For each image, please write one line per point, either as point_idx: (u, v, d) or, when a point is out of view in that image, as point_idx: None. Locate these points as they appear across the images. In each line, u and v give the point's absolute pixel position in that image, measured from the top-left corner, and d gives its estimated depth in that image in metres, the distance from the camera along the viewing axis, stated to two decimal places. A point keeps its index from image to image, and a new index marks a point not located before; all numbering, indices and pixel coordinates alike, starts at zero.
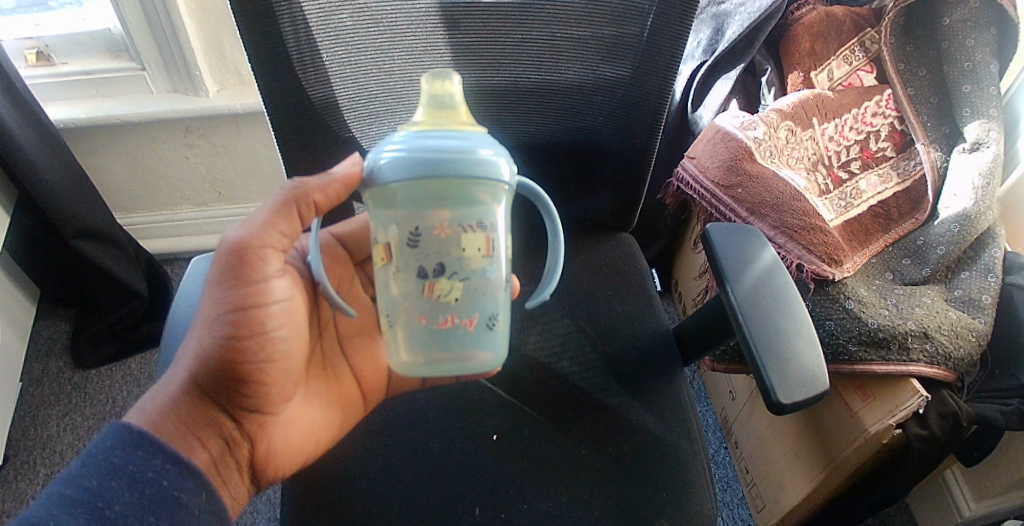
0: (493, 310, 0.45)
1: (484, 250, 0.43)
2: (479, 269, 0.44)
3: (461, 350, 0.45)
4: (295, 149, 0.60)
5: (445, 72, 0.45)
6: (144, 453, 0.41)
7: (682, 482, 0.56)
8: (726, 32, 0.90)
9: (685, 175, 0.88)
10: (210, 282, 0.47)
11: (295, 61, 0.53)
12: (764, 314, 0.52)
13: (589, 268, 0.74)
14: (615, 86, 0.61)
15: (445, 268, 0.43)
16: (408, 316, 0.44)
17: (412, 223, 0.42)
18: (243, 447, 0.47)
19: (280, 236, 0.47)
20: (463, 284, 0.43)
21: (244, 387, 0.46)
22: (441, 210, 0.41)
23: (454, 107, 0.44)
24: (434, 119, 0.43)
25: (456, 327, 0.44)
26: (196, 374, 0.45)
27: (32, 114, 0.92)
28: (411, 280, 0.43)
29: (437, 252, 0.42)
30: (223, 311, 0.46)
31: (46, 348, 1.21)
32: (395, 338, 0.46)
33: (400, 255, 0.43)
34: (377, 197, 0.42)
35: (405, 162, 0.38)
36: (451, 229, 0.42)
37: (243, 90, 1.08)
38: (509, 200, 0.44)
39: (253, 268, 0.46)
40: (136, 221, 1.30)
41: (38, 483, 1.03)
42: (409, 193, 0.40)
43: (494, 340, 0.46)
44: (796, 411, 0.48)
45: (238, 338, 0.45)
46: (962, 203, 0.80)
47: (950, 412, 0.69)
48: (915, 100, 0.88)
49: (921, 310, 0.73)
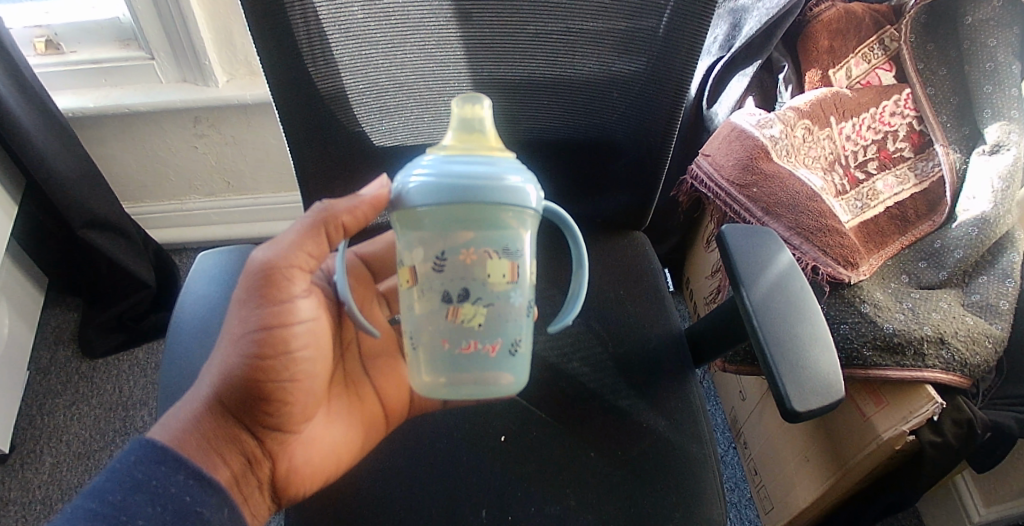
0: (515, 336, 0.45)
1: (509, 276, 0.43)
2: (504, 295, 0.43)
3: (482, 375, 0.44)
4: (305, 141, 0.60)
5: (475, 96, 0.45)
6: (166, 468, 0.41)
7: (691, 489, 0.56)
8: (743, 28, 0.88)
9: (700, 173, 0.87)
10: (235, 300, 0.46)
11: (306, 53, 0.52)
12: (783, 325, 0.50)
13: (600, 267, 0.73)
14: (630, 82, 0.59)
15: (470, 293, 0.42)
16: (431, 339, 0.44)
17: (438, 246, 0.41)
18: (264, 464, 0.47)
19: (307, 257, 0.47)
20: (487, 309, 0.43)
21: (266, 406, 0.46)
22: (466, 234, 0.40)
23: (483, 130, 0.44)
24: (463, 143, 0.42)
25: (479, 352, 0.44)
26: (219, 391, 0.45)
27: (42, 104, 0.92)
28: (436, 304, 0.43)
29: (463, 278, 0.42)
30: (248, 331, 0.45)
31: (54, 337, 1.21)
32: (418, 360, 0.45)
33: (426, 279, 0.42)
34: (404, 220, 0.41)
35: (434, 188, 0.37)
36: (477, 255, 0.41)
37: (252, 81, 1.07)
38: (535, 226, 0.43)
39: (280, 288, 0.46)
40: (145, 210, 1.30)
41: (45, 472, 1.04)
42: (436, 217, 0.39)
43: (516, 366, 0.45)
44: (809, 420, 0.47)
45: (262, 358, 0.45)
46: (980, 206, 0.78)
47: (965, 419, 0.68)
48: (934, 100, 0.87)
49: (937, 315, 0.72)
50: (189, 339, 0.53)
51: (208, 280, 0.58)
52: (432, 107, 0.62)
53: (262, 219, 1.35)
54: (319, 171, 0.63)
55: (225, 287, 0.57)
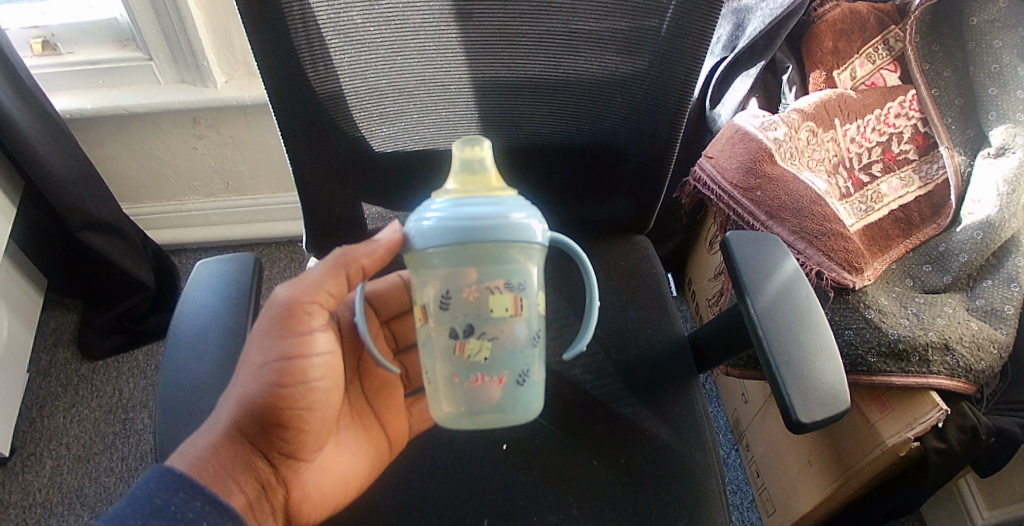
0: (523, 367, 0.45)
1: (512, 308, 0.43)
2: (509, 329, 0.44)
3: (493, 405, 0.45)
4: (305, 144, 0.60)
5: (477, 137, 0.47)
6: (184, 494, 0.41)
7: (694, 498, 0.55)
8: (746, 28, 0.87)
9: (702, 175, 0.86)
10: (256, 333, 0.48)
11: (306, 60, 0.53)
12: (786, 331, 0.50)
13: (602, 272, 0.73)
14: (634, 82, 0.58)
15: (474, 328, 0.43)
16: (440, 372, 0.45)
17: (445, 285, 0.42)
18: (278, 491, 0.48)
19: (327, 295, 0.49)
20: (493, 343, 0.44)
21: (282, 434, 0.47)
22: (472, 273, 0.42)
23: (486, 171, 0.46)
24: (466, 186, 0.44)
25: (486, 384, 0.44)
26: (238, 419, 0.46)
27: (38, 105, 0.91)
28: (444, 339, 0.44)
29: (468, 314, 0.43)
30: (269, 361, 0.46)
31: (54, 339, 1.21)
32: (432, 391, 0.46)
33: (436, 317, 0.43)
34: (413, 261, 0.43)
35: (439, 230, 0.39)
36: (480, 291, 0.42)
37: (250, 81, 1.06)
38: (542, 260, 0.44)
39: (302, 321, 0.48)
40: (143, 211, 1.30)
41: (46, 475, 1.04)
42: (444, 257, 0.40)
43: (526, 395, 0.46)
44: (815, 430, 0.47)
45: (281, 386, 0.46)
46: (985, 209, 0.77)
47: (969, 425, 0.68)
48: (939, 101, 0.86)
49: (942, 321, 0.72)
50: (190, 350, 0.52)
51: (208, 290, 0.57)
52: (434, 109, 0.61)
53: (262, 219, 1.34)
54: (317, 174, 0.63)
55: (226, 294, 0.57)
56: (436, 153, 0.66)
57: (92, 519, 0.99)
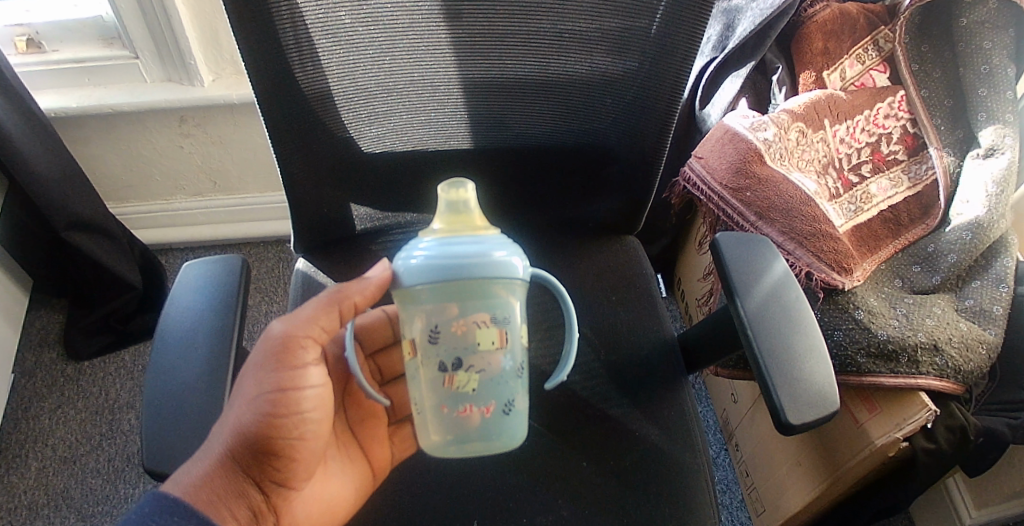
0: (510, 396, 0.45)
1: (498, 342, 0.43)
2: (496, 362, 0.44)
3: (481, 434, 0.45)
4: (291, 144, 0.59)
5: (460, 181, 0.47)
6: (180, 518, 0.40)
7: (683, 500, 0.55)
8: (737, 28, 0.87)
9: (692, 175, 0.86)
10: (249, 364, 0.47)
11: (292, 55, 0.52)
12: (776, 335, 0.50)
13: (592, 272, 0.72)
14: (624, 81, 0.58)
15: (463, 361, 0.43)
16: (429, 403, 0.45)
17: (434, 319, 0.42)
18: (269, 519, 0.47)
19: (321, 329, 0.49)
20: (480, 375, 0.43)
21: (274, 463, 0.46)
22: (456, 307, 0.41)
23: (470, 211, 0.46)
24: (452, 225, 0.44)
25: (475, 415, 0.44)
26: (232, 448, 0.45)
27: (22, 103, 0.89)
28: (433, 372, 0.43)
29: (456, 347, 0.42)
30: (263, 392, 0.46)
31: (38, 340, 1.19)
32: (421, 421, 0.46)
33: (425, 351, 0.43)
34: (402, 297, 0.42)
35: (426, 268, 0.39)
36: (467, 325, 0.42)
37: (239, 80, 1.05)
38: (524, 294, 0.44)
39: (296, 353, 0.47)
40: (130, 210, 1.28)
41: (32, 477, 1.03)
42: (432, 294, 0.40)
43: (512, 425, 0.46)
44: (806, 430, 0.47)
45: (275, 417, 0.45)
46: (974, 210, 0.78)
47: (958, 424, 0.68)
48: (928, 102, 0.86)
49: (931, 321, 0.72)
50: (179, 351, 0.51)
51: (195, 291, 0.56)
52: (423, 110, 0.61)
53: (251, 218, 1.33)
54: (304, 173, 0.62)
55: (214, 296, 0.56)
56: (425, 153, 0.65)
57: (79, 522, 0.98)
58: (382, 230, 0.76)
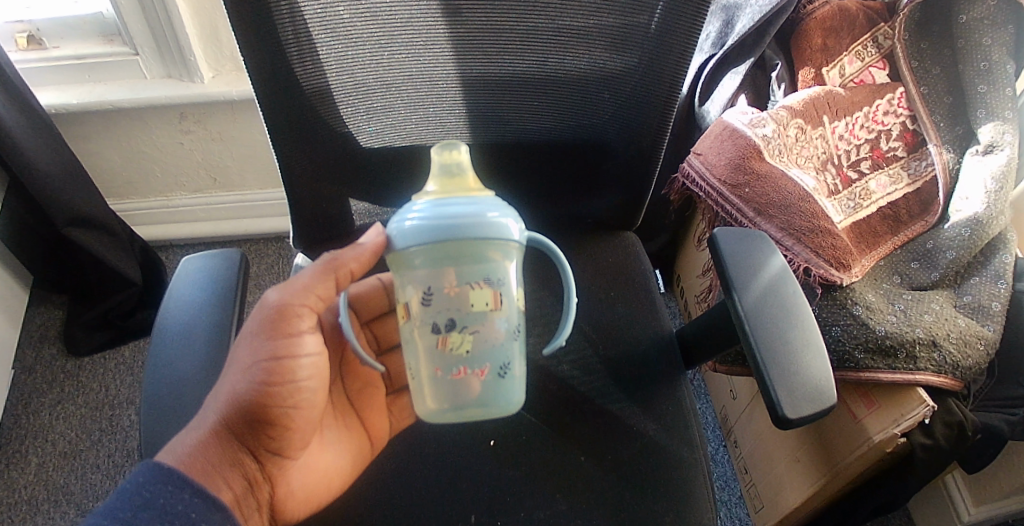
0: (505, 359, 0.46)
1: (492, 303, 0.44)
2: (490, 323, 0.44)
3: (476, 398, 0.45)
4: (290, 138, 0.59)
5: (455, 143, 0.47)
6: (174, 487, 0.41)
7: (681, 493, 0.55)
8: (736, 25, 0.87)
9: (691, 172, 0.86)
10: (246, 333, 0.48)
11: (291, 53, 0.52)
12: (768, 316, 0.51)
13: (590, 267, 0.72)
14: (622, 78, 0.58)
15: (457, 322, 0.43)
16: (424, 367, 0.45)
17: (428, 282, 0.42)
18: (264, 487, 0.48)
19: (318, 298, 0.49)
20: (474, 336, 0.44)
21: (269, 431, 0.47)
22: (451, 270, 0.42)
23: (464, 173, 0.47)
24: (446, 187, 0.45)
25: (469, 377, 0.45)
26: (228, 417, 0.46)
27: (22, 99, 0.89)
28: (427, 334, 0.44)
29: (449, 309, 0.43)
30: (258, 361, 0.46)
31: (39, 336, 1.19)
32: (417, 388, 0.46)
33: (419, 313, 0.43)
34: (396, 261, 0.43)
35: (422, 229, 0.39)
36: (460, 286, 0.42)
37: (238, 77, 1.05)
38: (520, 256, 0.44)
39: (291, 322, 0.48)
40: (130, 207, 1.28)
41: (32, 472, 1.03)
42: (426, 255, 0.41)
43: (508, 389, 0.46)
44: (802, 426, 0.47)
45: (269, 385, 0.46)
46: (973, 206, 0.78)
47: (956, 421, 0.69)
48: (927, 99, 0.86)
49: (929, 318, 0.72)
50: (179, 337, 0.52)
51: (193, 285, 0.56)
52: (421, 106, 0.61)
53: (251, 215, 1.33)
54: (304, 169, 0.62)
55: (214, 284, 0.56)
56: (424, 148, 0.65)
57: (79, 517, 0.98)
58: (381, 225, 0.76)
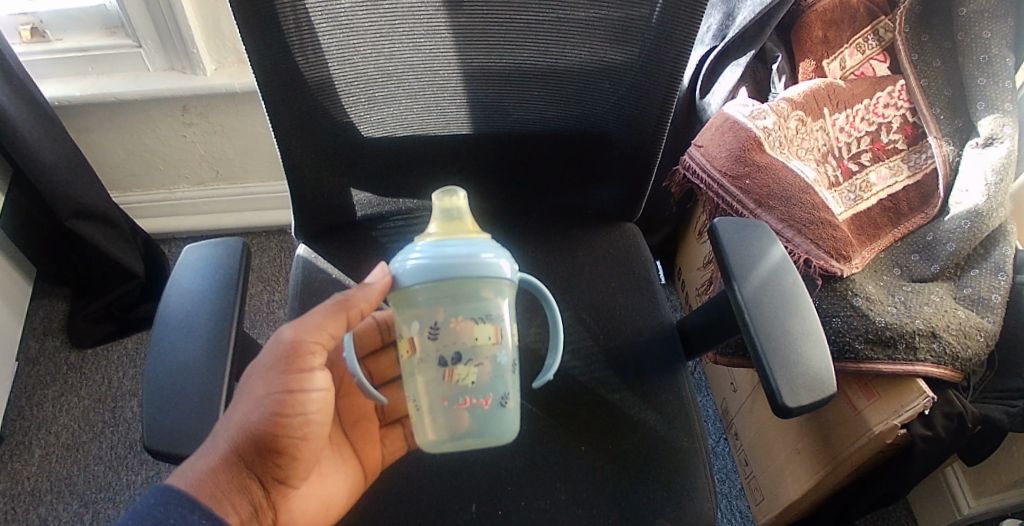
0: (505, 390, 0.46)
1: (494, 337, 0.45)
2: (493, 355, 0.45)
3: (479, 428, 0.46)
4: (291, 128, 0.59)
5: (452, 189, 0.50)
6: (183, 507, 0.40)
7: (680, 482, 0.56)
8: (736, 17, 0.86)
9: (692, 163, 0.86)
10: (259, 365, 0.48)
11: (293, 42, 0.52)
12: (772, 314, 0.50)
13: (591, 258, 0.72)
14: (623, 69, 0.58)
15: (463, 355, 0.44)
16: (427, 398, 0.45)
17: (433, 317, 0.43)
18: (267, 516, 0.47)
19: (330, 336, 0.49)
20: (479, 367, 0.45)
21: (277, 461, 0.47)
22: (456, 307, 0.43)
23: (463, 218, 0.48)
24: (446, 230, 0.46)
25: (473, 407, 0.45)
26: (238, 444, 0.45)
27: (26, 91, 0.90)
28: (432, 368, 0.44)
29: (455, 342, 0.44)
30: (271, 392, 0.46)
31: (42, 327, 1.20)
32: (419, 421, 0.46)
33: (425, 348, 0.44)
34: (400, 298, 0.44)
35: (428, 268, 0.40)
36: (466, 322, 0.43)
37: (240, 69, 1.06)
38: (514, 294, 0.46)
39: (303, 358, 0.48)
40: (133, 200, 1.29)
41: (35, 464, 1.04)
42: (432, 293, 0.42)
43: (507, 419, 0.47)
44: (801, 414, 0.47)
45: (281, 416, 0.46)
46: (973, 199, 0.78)
47: (955, 412, 0.69)
48: (927, 91, 0.86)
49: (929, 309, 0.72)
50: (180, 333, 0.52)
51: (196, 273, 0.57)
52: (422, 97, 0.61)
53: (253, 208, 1.34)
54: (305, 157, 0.63)
55: (215, 278, 0.56)
56: (425, 139, 0.65)
57: (82, 507, 0.99)
58: (382, 216, 0.76)
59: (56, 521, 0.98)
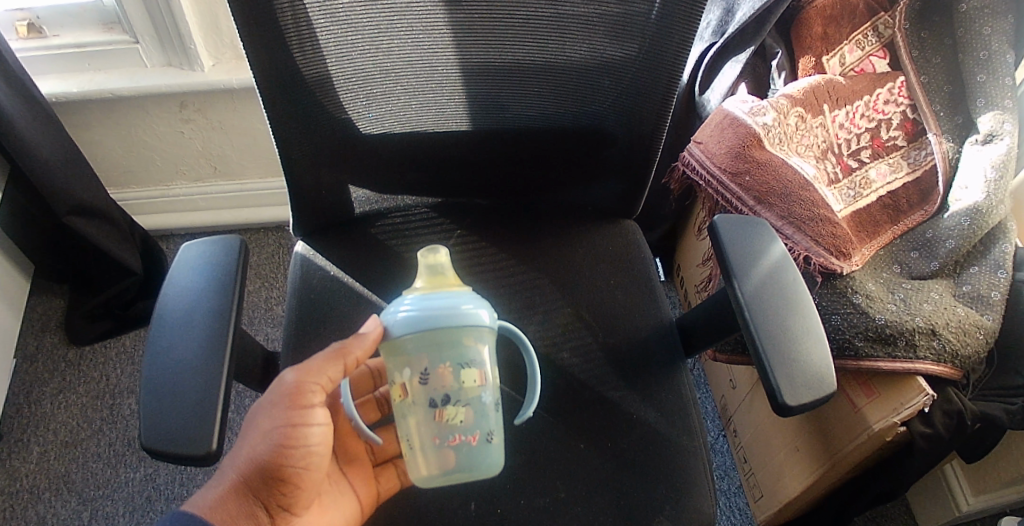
0: (491, 426, 0.48)
1: (479, 380, 0.46)
2: (479, 396, 0.47)
3: (467, 463, 0.47)
4: (288, 125, 0.59)
5: (435, 247, 0.51)
6: None
7: (680, 480, 0.56)
8: (736, 13, 0.85)
9: (691, 160, 0.86)
10: (264, 403, 0.48)
11: (291, 38, 0.51)
12: (771, 312, 0.50)
13: (591, 254, 0.72)
14: (623, 65, 0.57)
15: (451, 397, 0.46)
16: (419, 436, 0.47)
17: (423, 364, 0.45)
18: None
19: (331, 377, 0.49)
20: (468, 406, 0.46)
21: (282, 490, 0.47)
22: (446, 353, 0.44)
23: (448, 274, 0.49)
24: (433, 285, 0.47)
25: (462, 444, 0.47)
26: (245, 475, 0.46)
27: (23, 88, 0.89)
28: (422, 410, 0.46)
29: (444, 386, 0.45)
30: (276, 426, 0.46)
31: (40, 324, 1.19)
32: (410, 458, 0.48)
33: (416, 392, 0.45)
34: (392, 346, 0.45)
35: (421, 320, 0.42)
36: (454, 367, 0.45)
37: (238, 65, 1.05)
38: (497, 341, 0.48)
39: (305, 396, 0.47)
40: (131, 196, 1.28)
41: (33, 461, 1.03)
42: (424, 342, 0.43)
43: (492, 454, 0.48)
44: (802, 412, 0.47)
45: (284, 450, 0.46)
46: (973, 196, 0.78)
47: (955, 410, 0.69)
48: (927, 88, 0.86)
49: (929, 307, 0.72)
50: (178, 332, 0.52)
51: (194, 271, 0.56)
52: (420, 93, 0.60)
53: (251, 204, 1.33)
54: (303, 154, 0.62)
55: (213, 276, 0.56)
56: (423, 134, 0.65)
57: (81, 505, 0.99)
58: (381, 214, 0.76)
59: (55, 519, 0.98)
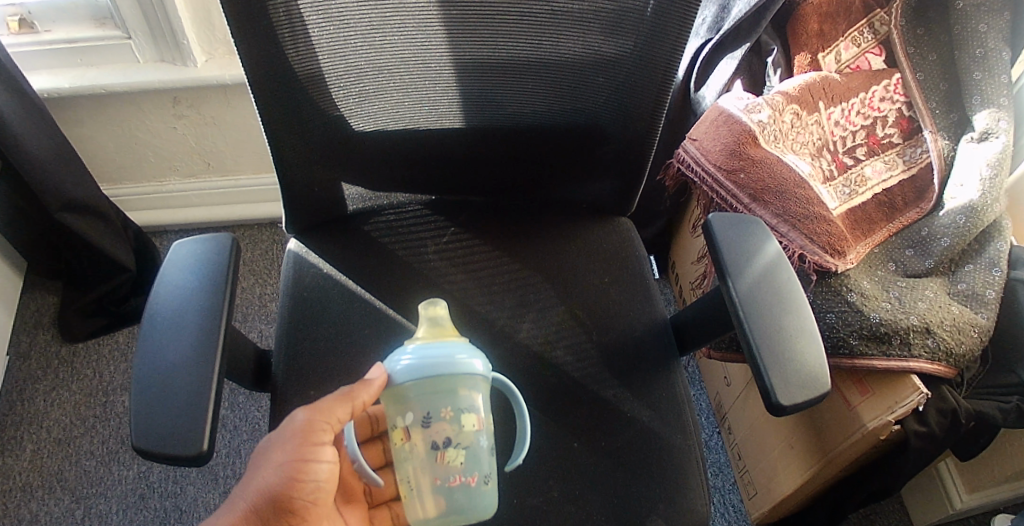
0: (488, 468, 0.48)
1: (477, 423, 0.47)
2: (478, 439, 0.47)
3: (466, 504, 0.47)
4: (281, 122, 0.58)
5: (436, 301, 0.52)
6: None
7: (674, 479, 0.55)
8: (732, 10, 0.86)
9: (687, 157, 0.85)
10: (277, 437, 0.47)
11: (284, 35, 0.51)
12: (765, 311, 0.50)
13: (586, 252, 0.72)
14: (618, 63, 0.57)
15: (451, 440, 0.46)
16: (418, 479, 0.47)
17: (423, 409, 0.45)
18: None
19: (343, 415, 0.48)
20: (466, 449, 0.47)
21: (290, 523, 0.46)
22: (446, 399, 0.45)
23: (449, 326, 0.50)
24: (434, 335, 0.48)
25: (461, 485, 0.47)
26: (255, 506, 0.45)
27: (14, 84, 0.88)
28: (422, 453, 0.46)
29: (445, 429, 0.45)
30: (288, 460, 0.46)
31: (32, 321, 1.18)
32: (409, 501, 0.48)
33: (418, 436, 0.45)
34: (393, 392, 0.45)
35: (422, 367, 0.42)
36: (454, 412, 0.45)
37: (231, 61, 1.04)
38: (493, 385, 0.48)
39: (316, 432, 0.47)
40: (124, 192, 1.27)
41: (26, 459, 1.03)
42: (424, 389, 0.44)
43: (490, 495, 0.49)
44: (795, 413, 0.47)
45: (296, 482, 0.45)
46: (967, 194, 0.77)
47: (949, 408, 0.69)
48: (924, 85, 0.86)
49: (924, 305, 0.72)
50: (169, 334, 0.51)
51: (186, 271, 0.56)
52: (414, 91, 0.60)
53: (245, 200, 1.33)
54: (295, 151, 0.62)
55: (205, 276, 0.55)
56: (417, 132, 0.65)
57: (74, 503, 0.99)
58: (374, 211, 0.75)
59: (48, 517, 0.97)
